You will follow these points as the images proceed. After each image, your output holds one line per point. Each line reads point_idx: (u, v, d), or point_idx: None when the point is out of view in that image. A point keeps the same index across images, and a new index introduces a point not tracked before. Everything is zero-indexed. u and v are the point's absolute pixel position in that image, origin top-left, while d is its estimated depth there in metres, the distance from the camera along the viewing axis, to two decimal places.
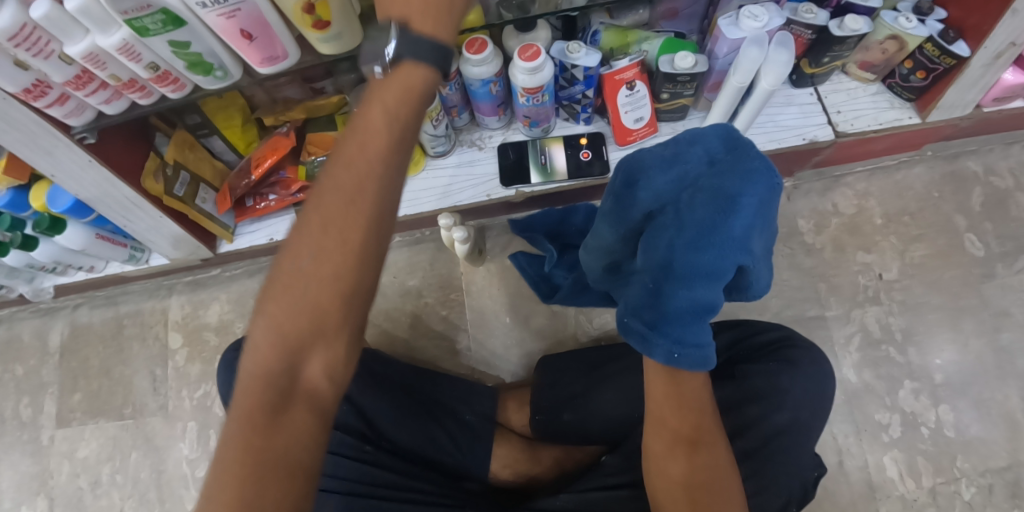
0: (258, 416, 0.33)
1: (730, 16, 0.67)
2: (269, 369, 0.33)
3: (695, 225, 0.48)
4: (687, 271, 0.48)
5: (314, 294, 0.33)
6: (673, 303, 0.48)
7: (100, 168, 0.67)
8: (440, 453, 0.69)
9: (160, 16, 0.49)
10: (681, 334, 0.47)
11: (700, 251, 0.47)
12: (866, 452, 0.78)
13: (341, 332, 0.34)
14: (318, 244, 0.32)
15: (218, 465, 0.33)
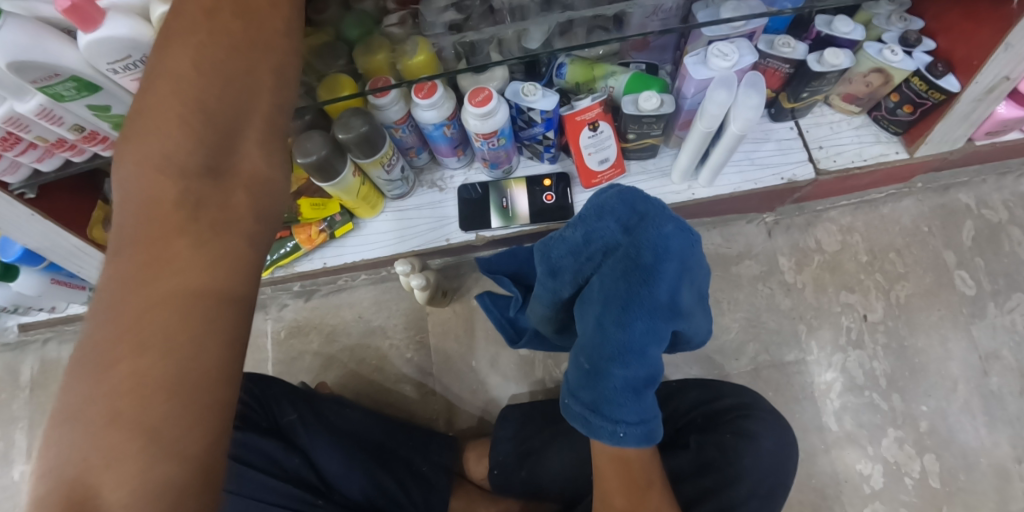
0: (179, 211, 0.27)
1: (698, 53, 0.62)
2: (189, 160, 0.28)
3: (618, 300, 0.46)
4: (617, 350, 0.46)
5: (236, 74, 0.30)
6: (610, 384, 0.46)
7: (44, 221, 0.65)
8: (388, 502, 0.68)
9: (72, 83, 0.46)
10: (623, 413, 0.45)
11: (625, 327, 0.46)
12: (846, 505, 0.75)
13: (273, 133, 0.32)
14: (213, 38, 0.30)
15: (110, 308, 0.25)
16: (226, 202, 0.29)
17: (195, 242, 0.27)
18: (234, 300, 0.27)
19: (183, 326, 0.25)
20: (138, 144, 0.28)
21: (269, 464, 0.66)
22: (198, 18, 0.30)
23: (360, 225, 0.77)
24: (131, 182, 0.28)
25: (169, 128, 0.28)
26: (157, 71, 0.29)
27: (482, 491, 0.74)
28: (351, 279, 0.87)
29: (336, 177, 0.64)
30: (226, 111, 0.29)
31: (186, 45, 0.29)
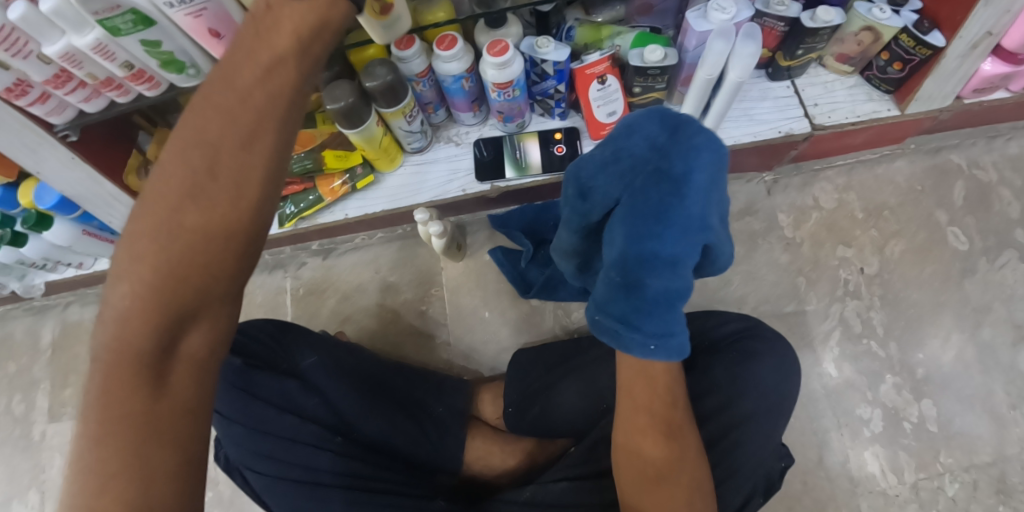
0: (132, 387, 0.29)
1: (699, 9, 0.67)
2: (138, 352, 0.30)
3: (651, 210, 0.50)
4: (650, 258, 0.49)
5: (195, 267, 0.31)
6: (647, 292, 0.49)
7: (83, 164, 0.68)
8: (405, 441, 0.69)
9: (130, 16, 0.50)
10: (655, 325, 0.49)
11: (657, 236, 0.49)
12: (846, 447, 0.78)
13: (225, 300, 0.33)
14: (179, 213, 0.30)
15: (81, 457, 0.29)
16: (170, 380, 0.30)
17: (146, 400, 0.30)
18: (179, 448, 0.30)
19: (135, 479, 0.29)
20: (105, 314, 0.30)
21: (289, 404, 0.67)
22: (178, 182, 0.31)
23: (380, 179, 0.81)
24: (95, 353, 0.30)
25: (124, 308, 0.30)
26: (128, 238, 0.31)
27: (494, 430, 0.76)
28: (368, 237, 0.91)
29: (361, 124, 0.68)
30: (181, 294, 0.30)
31: (156, 213, 0.30)
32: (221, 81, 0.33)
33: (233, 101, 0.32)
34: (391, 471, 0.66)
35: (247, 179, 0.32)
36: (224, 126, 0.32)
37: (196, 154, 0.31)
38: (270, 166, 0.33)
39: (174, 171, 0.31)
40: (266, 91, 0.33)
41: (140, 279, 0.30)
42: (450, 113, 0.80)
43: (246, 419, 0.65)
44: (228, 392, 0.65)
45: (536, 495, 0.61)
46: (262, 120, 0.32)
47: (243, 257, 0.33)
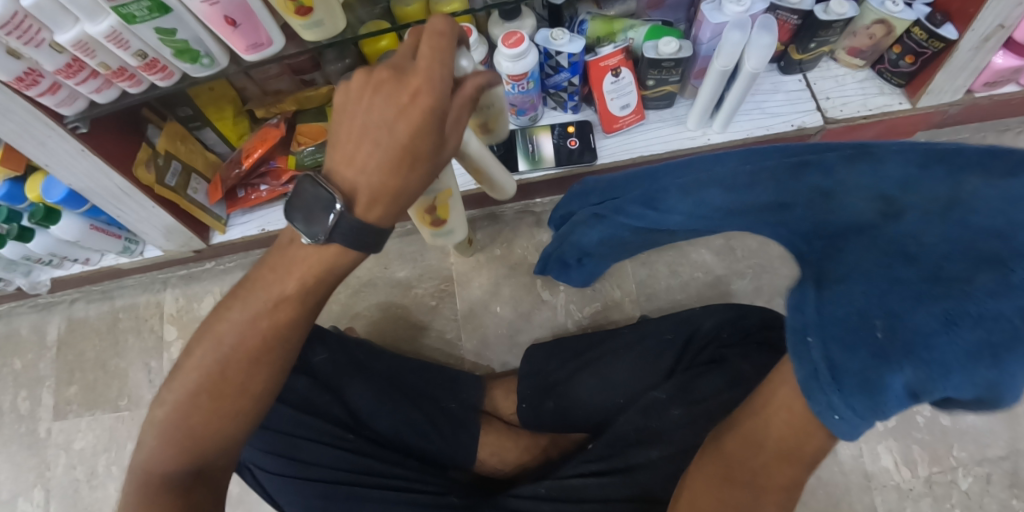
0: (161, 498, 0.43)
1: (713, 1, 0.66)
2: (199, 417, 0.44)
3: (1014, 314, 0.28)
4: (960, 354, 0.28)
5: (245, 372, 0.44)
6: (897, 371, 0.29)
7: (93, 157, 0.67)
8: (417, 436, 0.69)
9: (146, 3, 0.50)
10: (883, 417, 0.30)
11: (994, 348, 0.28)
12: (860, 441, 0.78)
13: (231, 447, 0.45)
14: (247, 325, 0.44)
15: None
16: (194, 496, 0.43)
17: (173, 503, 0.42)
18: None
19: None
20: (145, 442, 0.45)
21: (299, 401, 0.66)
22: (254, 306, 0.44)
23: None
24: (136, 471, 0.45)
25: (156, 455, 0.44)
26: (164, 403, 0.45)
27: (507, 425, 0.76)
28: None
29: None
30: (190, 445, 0.44)
31: (185, 393, 0.44)
32: (258, 283, 0.44)
33: (252, 313, 0.44)
34: (404, 467, 0.65)
35: (246, 385, 0.44)
36: (239, 331, 0.44)
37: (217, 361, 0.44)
38: (279, 352, 0.45)
39: (200, 368, 0.44)
40: (303, 283, 0.43)
41: (165, 436, 0.44)
42: None
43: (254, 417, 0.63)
44: None
45: (554, 491, 0.60)
46: (279, 319, 0.44)
47: (240, 425, 0.45)
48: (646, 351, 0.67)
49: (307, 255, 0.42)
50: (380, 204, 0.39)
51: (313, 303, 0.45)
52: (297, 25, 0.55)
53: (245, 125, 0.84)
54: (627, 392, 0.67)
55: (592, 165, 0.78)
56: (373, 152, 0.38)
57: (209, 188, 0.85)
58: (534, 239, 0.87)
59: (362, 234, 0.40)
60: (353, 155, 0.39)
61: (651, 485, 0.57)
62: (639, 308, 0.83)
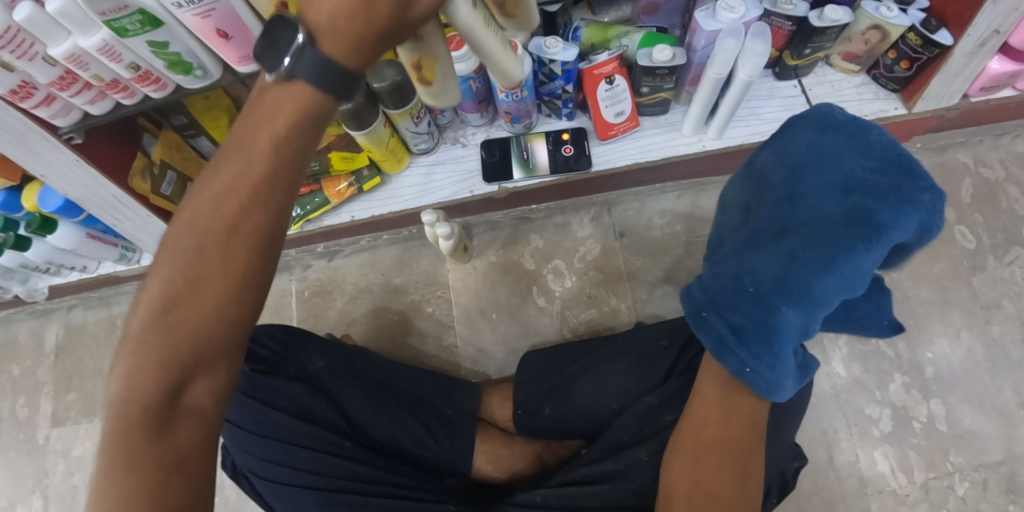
0: (141, 442, 0.33)
1: (707, 8, 0.66)
2: (176, 328, 0.31)
3: (826, 248, 0.50)
4: (799, 289, 0.50)
5: (234, 260, 0.31)
6: (774, 318, 0.50)
7: (87, 167, 0.68)
8: (414, 444, 0.69)
9: (138, 17, 0.50)
10: (763, 351, 0.51)
11: (821, 277, 0.50)
12: (856, 447, 0.78)
13: (219, 368, 0.34)
14: (223, 190, 0.30)
15: (99, 487, 0.33)
16: (177, 436, 0.34)
17: (153, 454, 0.33)
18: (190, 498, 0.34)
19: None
20: (114, 365, 0.33)
21: (298, 409, 0.66)
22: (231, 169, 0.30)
23: (387, 180, 0.81)
24: (111, 401, 0.34)
25: (129, 378, 0.33)
26: (131, 310, 0.33)
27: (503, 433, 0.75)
28: (374, 239, 0.90)
29: (367, 125, 0.67)
30: (170, 366, 0.32)
31: (164, 286, 0.31)
32: (231, 140, 0.30)
33: (223, 183, 0.30)
34: (402, 473, 0.66)
35: (234, 263, 0.31)
36: (214, 211, 0.30)
37: (194, 245, 0.31)
38: (261, 244, 0.31)
39: (173, 255, 0.31)
40: (281, 131, 0.30)
41: (138, 353, 0.32)
42: (457, 114, 0.80)
43: (254, 425, 0.64)
44: (234, 399, 0.65)
45: (550, 499, 0.60)
46: (257, 181, 0.30)
47: (226, 339, 0.33)
48: (642, 356, 0.67)
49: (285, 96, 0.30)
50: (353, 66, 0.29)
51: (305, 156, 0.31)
52: None
53: None
54: (622, 399, 0.66)
55: (587, 173, 0.78)
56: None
57: None
58: (530, 245, 0.87)
59: (319, 80, 0.29)
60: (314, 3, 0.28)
61: (643, 481, 0.58)
62: (636, 315, 0.83)
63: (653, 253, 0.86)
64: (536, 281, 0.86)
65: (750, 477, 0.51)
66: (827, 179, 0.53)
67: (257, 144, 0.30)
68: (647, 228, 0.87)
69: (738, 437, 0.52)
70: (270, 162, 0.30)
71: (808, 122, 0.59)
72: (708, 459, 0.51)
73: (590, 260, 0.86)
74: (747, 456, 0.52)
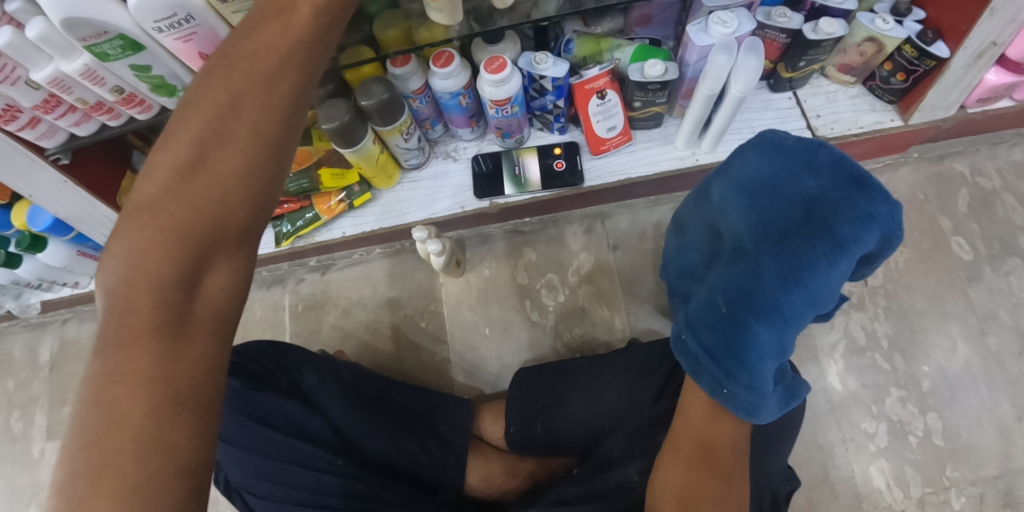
0: (152, 327, 0.30)
1: (699, 22, 0.65)
2: (205, 183, 0.32)
3: (791, 261, 0.51)
4: (768, 305, 0.51)
5: (261, 116, 0.33)
6: (747, 336, 0.51)
7: (75, 188, 0.67)
8: (408, 463, 0.68)
9: (119, 42, 0.49)
10: (741, 372, 0.50)
11: (788, 291, 0.51)
12: (852, 462, 0.77)
13: (243, 240, 0.34)
14: (249, 60, 0.34)
15: (95, 397, 0.29)
16: (191, 326, 0.31)
17: (166, 341, 0.30)
18: (207, 398, 0.31)
19: (161, 408, 0.29)
20: (122, 243, 0.31)
21: (291, 427, 0.65)
22: (255, 44, 0.34)
23: (378, 195, 0.80)
24: (118, 281, 0.31)
25: (145, 245, 0.31)
26: (151, 172, 0.32)
27: (498, 451, 0.75)
28: (366, 252, 0.90)
29: (357, 143, 0.67)
30: (198, 225, 0.32)
31: (193, 146, 0.32)
32: (263, 15, 0.35)
33: (262, 43, 0.34)
34: (396, 492, 0.65)
35: (264, 117, 0.34)
36: (253, 64, 0.34)
37: (231, 100, 0.33)
38: (291, 99, 0.35)
39: (201, 115, 0.33)
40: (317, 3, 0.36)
41: (161, 216, 0.32)
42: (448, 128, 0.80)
43: (248, 443, 0.63)
44: (227, 417, 0.63)
45: None
46: (289, 48, 0.35)
47: (257, 199, 0.34)
48: (634, 376, 0.67)
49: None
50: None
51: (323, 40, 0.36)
52: None
53: None
54: (614, 420, 0.66)
55: (580, 188, 0.78)
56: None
57: None
58: (524, 259, 0.87)
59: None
60: None
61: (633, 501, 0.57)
62: (630, 329, 0.82)
63: (646, 266, 0.85)
64: (529, 295, 0.85)
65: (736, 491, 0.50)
66: (785, 197, 0.54)
67: (281, 25, 0.35)
68: (641, 241, 0.86)
69: (716, 452, 0.52)
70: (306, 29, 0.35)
71: (757, 149, 0.58)
72: (687, 473, 0.50)
73: (584, 274, 0.85)
74: (728, 472, 0.50)
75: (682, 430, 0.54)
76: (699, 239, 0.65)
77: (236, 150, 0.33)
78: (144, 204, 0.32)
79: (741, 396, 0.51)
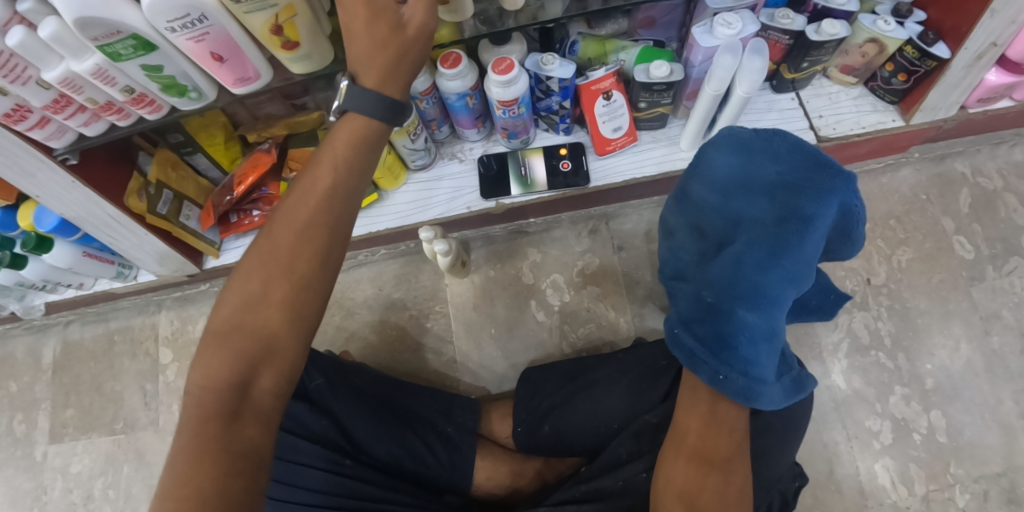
0: (210, 421, 0.36)
1: (704, 24, 0.66)
2: (258, 308, 0.38)
3: (768, 244, 0.54)
4: (751, 290, 0.53)
5: (301, 249, 0.39)
6: (736, 321, 0.51)
7: (83, 188, 0.67)
8: (416, 463, 0.68)
9: (131, 41, 0.50)
10: (736, 356, 0.50)
11: (767, 272, 0.53)
12: (857, 460, 0.78)
13: (288, 348, 0.39)
14: (293, 209, 0.39)
15: (167, 472, 0.35)
16: (242, 423, 0.37)
17: (220, 433, 0.36)
18: (247, 477, 0.36)
19: (213, 484, 0.34)
20: (201, 356, 0.39)
21: (298, 427, 0.65)
22: (296, 196, 0.40)
23: (384, 196, 0.81)
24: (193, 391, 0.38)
25: (212, 364, 0.38)
26: (221, 302, 0.40)
27: (506, 450, 0.74)
28: (371, 254, 0.90)
29: None
30: (251, 340, 0.38)
31: (250, 279, 0.39)
32: (304, 171, 0.41)
33: (302, 191, 0.40)
34: (401, 494, 0.65)
35: (302, 252, 0.39)
36: (292, 211, 0.39)
37: (276, 243, 0.39)
38: (328, 234, 0.39)
39: (256, 254, 0.39)
40: (342, 149, 0.41)
41: (224, 339, 0.38)
42: (454, 130, 0.80)
43: None
44: None
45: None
46: (321, 195, 0.39)
47: (297, 315, 0.39)
48: (641, 375, 0.67)
49: (348, 129, 0.41)
50: (373, 144, 0.42)
51: (356, 184, 0.41)
52: (285, 58, 0.56)
53: (237, 150, 0.83)
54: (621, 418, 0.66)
55: (585, 188, 0.78)
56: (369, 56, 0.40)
57: (201, 215, 0.83)
58: (529, 259, 0.87)
59: (373, 102, 0.41)
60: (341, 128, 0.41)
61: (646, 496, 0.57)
62: (635, 329, 0.83)
63: (651, 265, 0.85)
64: (535, 296, 0.86)
65: (736, 488, 0.48)
66: (755, 189, 0.57)
67: (320, 176, 0.40)
68: (645, 241, 0.87)
69: (715, 440, 0.50)
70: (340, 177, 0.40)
71: (721, 145, 0.59)
72: (685, 466, 0.49)
73: (588, 274, 0.86)
74: (728, 464, 0.49)
75: (680, 431, 0.52)
76: (688, 241, 0.62)
77: (280, 280, 0.38)
78: (215, 328, 0.39)
79: (738, 383, 0.49)
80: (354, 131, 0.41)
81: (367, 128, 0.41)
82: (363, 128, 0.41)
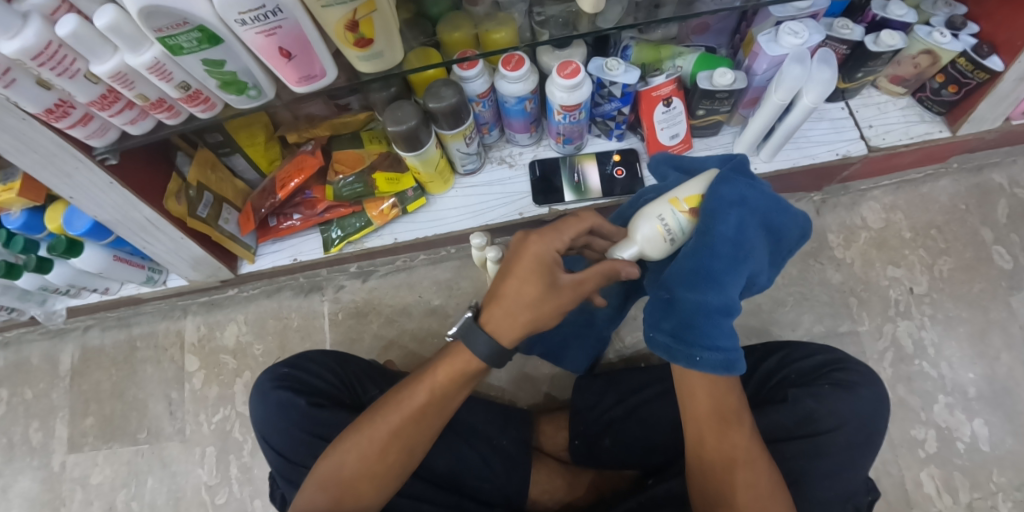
0: None
1: (769, 32, 0.65)
2: (358, 468, 0.48)
3: (700, 235, 0.49)
4: (698, 279, 0.48)
5: (401, 437, 0.49)
6: (690, 314, 0.48)
7: (121, 190, 0.63)
8: (472, 477, 0.65)
9: (196, 34, 0.47)
10: (709, 335, 0.47)
11: (702, 260, 0.48)
12: (902, 468, 0.78)
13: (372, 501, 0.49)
14: (405, 408, 0.49)
15: None
16: None
17: None
18: None
19: None
20: (313, 479, 0.50)
21: None
22: (411, 401, 0.49)
23: (431, 200, 0.81)
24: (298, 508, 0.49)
25: (311, 497, 0.49)
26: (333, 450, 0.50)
27: (560, 463, 0.73)
28: (410, 259, 0.91)
29: (419, 147, 0.67)
30: (348, 488, 0.48)
31: (360, 444, 0.49)
32: (420, 374, 0.50)
33: (414, 393, 0.49)
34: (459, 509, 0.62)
35: (401, 437, 0.49)
36: (402, 405, 0.49)
37: (384, 425, 0.49)
38: (426, 431, 0.49)
39: (371, 426, 0.49)
40: (444, 376, 0.48)
41: (328, 479, 0.49)
42: (503, 133, 0.80)
43: (311, 462, 0.59)
44: (283, 427, 0.60)
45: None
46: (423, 405, 0.49)
47: (388, 478, 0.49)
48: None
49: (456, 359, 0.48)
50: (471, 374, 0.48)
51: (452, 398, 0.49)
52: (355, 56, 0.54)
53: (277, 151, 0.80)
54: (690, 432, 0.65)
55: None
56: (501, 313, 0.46)
57: (240, 218, 0.80)
58: None
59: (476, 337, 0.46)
60: (454, 354, 0.48)
61: None
62: None
63: None
64: None
65: (749, 455, 0.46)
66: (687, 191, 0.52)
67: (427, 392, 0.49)
68: None
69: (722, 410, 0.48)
70: (439, 400, 0.49)
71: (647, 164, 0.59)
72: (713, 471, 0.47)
73: None
74: (733, 422, 0.48)
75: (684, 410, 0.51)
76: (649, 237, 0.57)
77: (378, 454, 0.48)
78: (324, 461, 0.50)
79: (717, 356, 0.47)
80: (458, 366, 0.48)
81: (468, 366, 0.47)
82: (460, 364, 0.48)
